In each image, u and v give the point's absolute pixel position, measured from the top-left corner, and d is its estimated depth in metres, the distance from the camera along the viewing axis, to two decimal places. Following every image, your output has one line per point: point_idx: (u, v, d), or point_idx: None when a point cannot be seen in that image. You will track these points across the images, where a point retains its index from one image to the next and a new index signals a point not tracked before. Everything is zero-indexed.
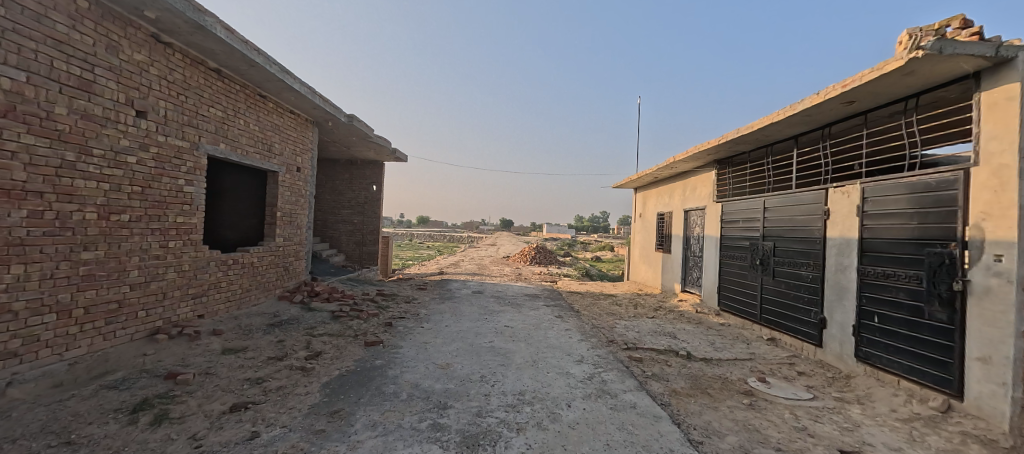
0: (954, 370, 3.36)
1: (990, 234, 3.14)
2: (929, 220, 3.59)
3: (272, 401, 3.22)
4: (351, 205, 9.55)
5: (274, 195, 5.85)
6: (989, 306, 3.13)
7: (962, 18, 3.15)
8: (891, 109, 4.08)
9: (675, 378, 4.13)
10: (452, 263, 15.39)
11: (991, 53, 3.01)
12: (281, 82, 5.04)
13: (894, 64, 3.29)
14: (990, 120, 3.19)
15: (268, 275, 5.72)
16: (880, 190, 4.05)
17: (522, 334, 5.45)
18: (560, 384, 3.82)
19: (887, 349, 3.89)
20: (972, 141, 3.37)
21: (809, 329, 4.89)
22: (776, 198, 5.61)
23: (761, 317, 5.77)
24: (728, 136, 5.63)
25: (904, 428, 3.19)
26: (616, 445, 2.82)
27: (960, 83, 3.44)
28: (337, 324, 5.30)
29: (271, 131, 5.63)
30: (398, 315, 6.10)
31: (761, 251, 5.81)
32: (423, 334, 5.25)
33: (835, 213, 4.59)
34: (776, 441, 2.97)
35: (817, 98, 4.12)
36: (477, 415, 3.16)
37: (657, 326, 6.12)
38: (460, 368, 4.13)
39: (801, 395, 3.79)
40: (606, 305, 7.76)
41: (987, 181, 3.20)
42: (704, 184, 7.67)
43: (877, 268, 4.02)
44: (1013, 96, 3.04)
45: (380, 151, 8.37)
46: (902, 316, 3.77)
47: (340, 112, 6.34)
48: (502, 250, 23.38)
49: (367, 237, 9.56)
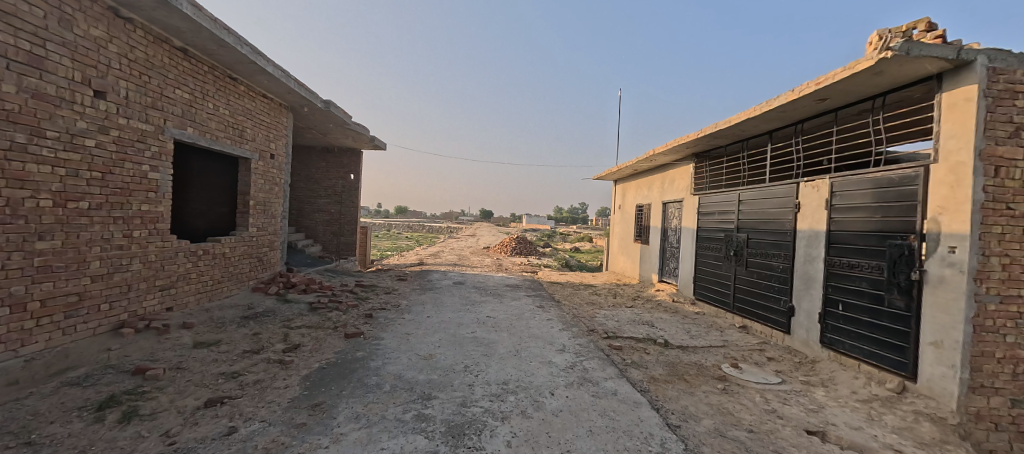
0: (910, 354, 3.58)
1: (946, 227, 3.35)
2: (892, 214, 3.80)
3: (250, 396, 3.13)
4: (327, 194, 9.28)
5: (246, 183, 5.61)
6: (942, 294, 3.34)
7: (928, 21, 3.32)
8: (860, 108, 4.26)
9: (653, 365, 4.26)
10: (432, 253, 15.27)
11: (953, 55, 3.18)
12: (254, 64, 4.80)
13: (865, 64, 3.43)
14: (950, 119, 3.37)
15: (241, 266, 5.53)
16: (848, 184, 4.26)
17: (504, 324, 5.49)
18: (543, 373, 3.88)
19: (850, 335, 4.13)
20: (931, 139, 3.56)
21: (778, 317, 5.13)
22: (749, 192, 5.80)
23: (734, 305, 6.00)
24: (706, 130, 5.75)
25: (863, 408, 3.42)
26: (599, 431, 2.90)
27: (923, 84, 3.62)
28: (316, 315, 5.19)
29: (242, 116, 5.38)
30: (378, 306, 6.01)
31: (735, 243, 6.03)
32: (404, 325, 5.19)
33: (805, 206, 4.80)
34: (748, 423, 3.11)
35: (793, 95, 4.25)
36: (461, 405, 3.17)
37: (635, 315, 6.27)
38: (443, 358, 4.12)
39: (770, 379, 3.98)
40: (586, 295, 7.90)
41: (944, 177, 3.39)
42: (682, 177, 7.84)
43: (844, 259, 4.24)
44: (970, 98, 3.22)
45: (359, 139, 8.16)
46: (864, 304, 4.01)
47: (318, 98, 6.12)
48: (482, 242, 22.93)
49: (345, 227, 9.37)
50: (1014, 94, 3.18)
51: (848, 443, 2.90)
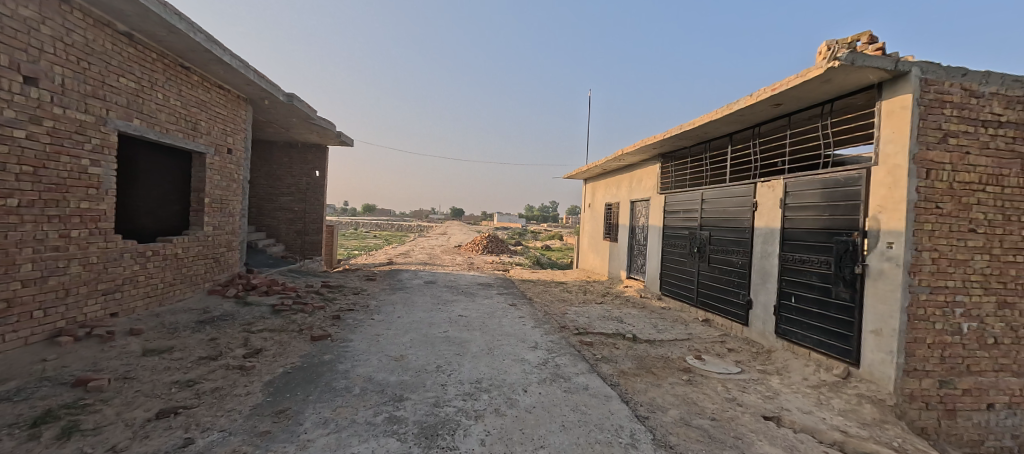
0: (853, 342, 3.86)
1: (884, 224, 3.64)
2: (839, 213, 4.09)
3: (208, 404, 2.96)
4: (290, 191, 8.89)
5: (200, 179, 5.28)
6: (881, 286, 3.63)
7: (869, 34, 3.59)
8: (811, 113, 4.55)
9: (622, 359, 4.38)
10: (402, 252, 14.97)
11: (891, 66, 3.46)
12: (209, 53, 4.51)
13: (815, 72, 3.66)
14: (888, 125, 3.66)
15: (196, 267, 5.20)
16: (800, 185, 4.54)
17: (477, 323, 5.47)
18: (516, 371, 3.90)
19: (801, 326, 4.41)
20: (872, 143, 3.85)
21: (738, 310, 5.41)
22: (711, 191, 6.07)
23: (697, 300, 6.27)
24: (672, 132, 5.95)
25: (813, 394, 3.67)
26: (571, 426, 2.95)
27: (866, 92, 3.91)
28: (279, 318, 4.96)
29: (196, 107, 5.05)
30: (345, 307, 5.82)
31: (698, 240, 6.29)
32: (374, 326, 5.07)
33: (761, 205, 5.07)
34: (711, 412, 3.27)
35: (751, 100, 4.48)
36: (434, 405, 3.14)
37: (605, 311, 6.42)
38: (415, 359, 4.06)
39: (730, 369, 4.19)
40: (557, 292, 8.01)
41: (883, 179, 3.68)
42: (649, 177, 8.10)
43: (796, 255, 4.52)
44: (905, 105, 3.51)
45: (324, 134, 7.87)
46: (813, 296, 4.29)
47: (280, 90, 5.85)
48: (453, 240, 22.64)
49: (310, 225, 9.02)
50: (942, 103, 3.50)
51: (801, 427, 3.10)
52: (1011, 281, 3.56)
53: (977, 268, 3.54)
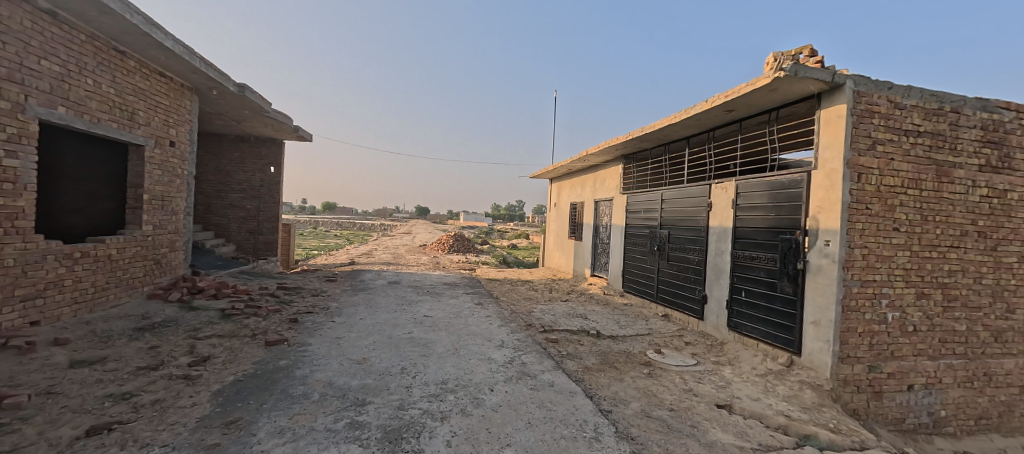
0: (796, 333, 4.17)
1: (822, 224, 3.95)
2: (784, 213, 4.39)
3: (148, 418, 2.73)
4: (241, 188, 8.37)
5: (138, 174, 4.86)
6: (820, 280, 3.94)
7: (810, 47, 3.88)
8: (760, 119, 4.86)
9: (587, 355, 4.49)
10: (364, 252, 14.50)
11: (829, 78, 3.75)
12: (148, 37, 4.15)
13: (763, 81, 3.91)
14: (826, 132, 3.97)
15: (133, 269, 4.79)
16: (750, 186, 4.84)
17: (442, 323, 5.40)
18: (482, 370, 3.89)
19: (751, 319, 4.71)
20: (812, 149, 4.17)
21: (694, 305, 5.69)
22: (670, 192, 6.34)
23: (657, 296, 6.54)
24: (633, 134, 6.15)
25: (761, 382, 3.93)
26: (537, 423, 2.98)
27: (807, 101, 4.23)
28: (229, 323, 4.66)
29: (133, 96, 4.64)
30: (303, 310, 5.56)
31: (658, 239, 6.56)
32: (335, 329, 4.89)
33: (715, 205, 5.36)
34: (670, 403, 3.42)
35: (706, 105, 4.71)
36: (398, 408, 3.07)
37: (570, 309, 6.55)
38: (378, 362, 3.95)
39: (687, 361, 4.41)
40: (523, 291, 8.06)
41: (821, 182, 3.99)
42: (612, 177, 8.34)
43: (746, 252, 4.81)
44: (841, 114, 3.82)
45: (279, 128, 7.47)
46: (761, 291, 4.59)
47: (230, 80, 5.49)
48: (418, 240, 21.82)
49: (263, 224, 8.54)
50: (872, 113, 3.84)
51: (750, 413, 3.31)
52: (927, 274, 3.97)
53: (900, 263, 3.92)
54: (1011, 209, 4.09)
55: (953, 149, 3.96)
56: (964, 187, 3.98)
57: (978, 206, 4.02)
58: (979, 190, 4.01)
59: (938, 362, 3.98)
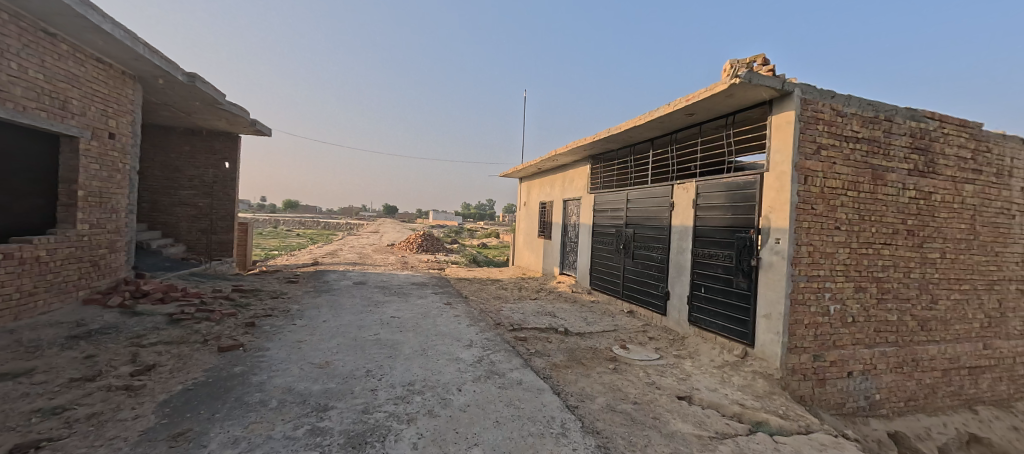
0: (749, 326, 4.42)
1: (774, 223, 4.20)
2: (740, 212, 4.64)
3: (82, 434, 2.51)
4: (192, 184, 7.86)
5: (71, 168, 4.45)
6: (771, 276, 4.19)
7: (763, 57, 4.11)
8: (718, 123, 5.10)
9: (555, 353, 4.55)
10: (328, 252, 13.99)
11: (780, 86, 4.00)
12: (82, 19, 3.80)
13: (721, 86, 4.11)
14: (777, 137, 4.23)
15: (67, 272, 4.39)
16: (709, 187, 5.08)
17: (410, 324, 5.31)
18: (450, 370, 3.86)
19: (709, 313, 4.95)
20: (765, 153, 4.43)
21: (657, 301, 5.90)
22: (635, 192, 6.54)
23: (622, 293, 6.73)
24: (600, 135, 6.29)
25: (718, 373, 4.14)
26: (505, 421, 2.99)
27: (760, 107, 4.49)
28: (178, 328, 4.37)
29: (66, 82, 4.24)
30: (261, 313, 5.30)
31: (624, 237, 6.75)
32: (296, 332, 4.69)
33: (677, 205, 5.59)
34: (634, 396, 3.53)
35: (668, 108, 4.88)
36: (363, 412, 2.99)
37: (538, 307, 6.62)
38: (342, 365, 3.83)
39: (650, 356, 4.57)
40: (493, 289, 8.07)
41: (773, 183, 4.25)
42: (580, 177, 8.49)
43: (705, 250, 5.04)
44: (790, 120, 4.08)
45: (234, 121, 7.07)
46: (719, 287, 4.83)
47: (178, 69, 5.13)
48: (385, 240, 20.81)
49: (216, 223, 8.06)
50: (817, 120, 4.12)
51: (708, 403, 3.48)
52: (864, 270, 4.32)
53: (841, 259, 4.24)
54: (934, 210, 4.51)
55: (886, 154, 4.32)
56: (895, 189, 4.36)
57: (907, 207, 4.41)
58: (908, 192, 4.40)
59: (873, 350, 4.34)
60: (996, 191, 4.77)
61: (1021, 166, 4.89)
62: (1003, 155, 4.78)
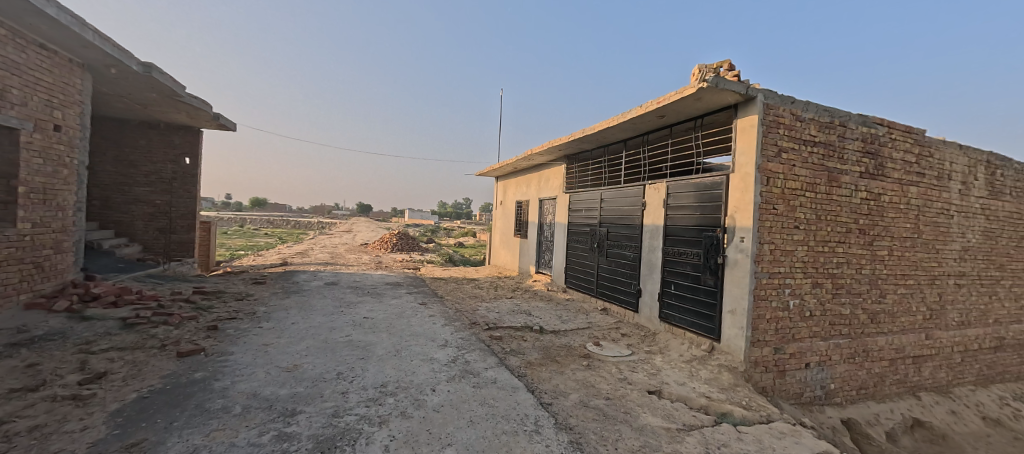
0: (716, 321, 4.58)
1: (739, 222, 4.38)
2: (707, 212, 4.81)
3: (23, 449, 2.34)
4: (149, 181, 7.44)
5: (10, 162, 4.13)
6: (736, 273, 4.37)
7: (729, 62, 4.28)
8: (687, 126, 5.26)
9: (530, 351, 4.59)
10: (298, 251, 13.55)
11: (744, 91, 4.16)
12: (22, 2, 3.53)
13: (690, 90, 4.24)
14: (742, 139, 4.40)
15: (6, 275, 4.07)
16: (679, 188, 5.24)
17: (384, 325, 5.22)
18: (424, 371, 3.83)
19: (679, 309, 5.11)
20: (731, 154, 4.61)
21: (629, 298, 6.04)
22: (609, 192, 6.67)
23: (596, 290, 6.85)
24: (574, 135, 6.37)
25: (686, 368, 4.28)
26: (479, 420, 2.99)
27: (726, 111, 4.66)
28: (133, 333, 4.13)
29: (4, 70, 3.93)
30: (226, 316, 5.09)
31: (598, 236, 6.88)
32: (263, 335, 4.53)
33: (649, 205, 5.73)
34: (606, 392, 3.61)
35: (640, 110, 5.00)
36: (333, 416, 2.92)
37: (514, 306, 6.64)
38: (312, 368, 3.73)
39: (622, 352, 4.68)
40: (468, 289, 8.03)
41: (738, 184, 4.42)
42: (556, 177, 8.57)
43: (675, 248, 5.20)
44: (753, 124, 4.26)
45: (196, 115, 6.74)
46: (687, 284, 5.00)
47: (133, 58, 4.84)
48: (359, 241, 20.06)
49: (176, 222, 7.67)
50: (778, 124, 4.32)
51: (677, 397, 3.60)
52: (820, 267, 4.56)
53: (799, 257, 4.46)
54: (883, 210, 4.82)
55: (841, 157, 4.58)
56: (848, 191, 4.62)
57: (859, 208, 4.69)
58: (860, 194, 4.68)
59: (828, 342, 4.60)
60: (937, 193, 5.13)
61: (959, 170, 5.28)
62: (943, 159, 5.15)
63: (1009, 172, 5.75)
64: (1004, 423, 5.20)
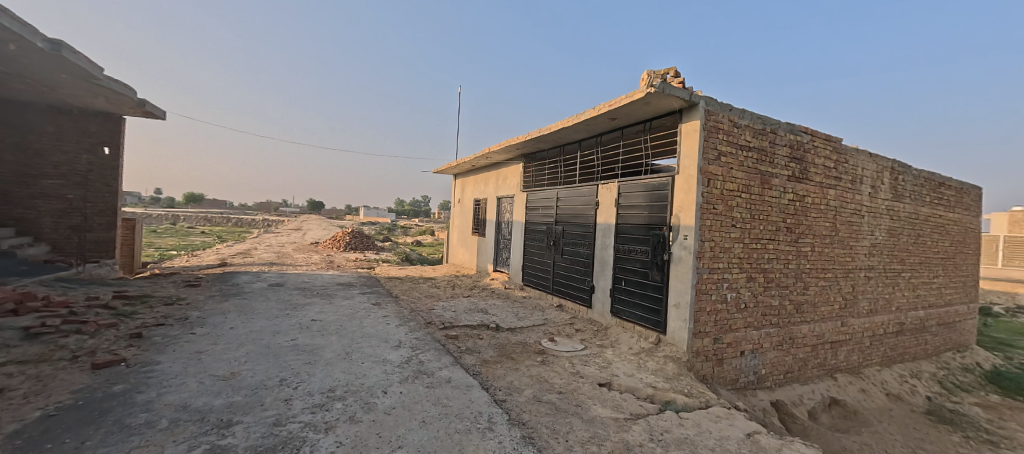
0: (662, 315, 4.83)
1: (682, 221, 4.63)
2: (655, 211, 5.05)
3: None
4: (59, 173, 6.65)
5: None
6: (680, 269, 4.62)
7: (675, 70, 4.51)
8: (637, 128, 5.49)
9: (485, 349, 4.60)
10: (240, 251, 12.66)
11: (688, 98, 4.41)
12: None
13: (638, 94, 4.43)
14: (686, 143, 4.66)
15: None
16: (629, 188, 5.46)
17: (334, 327, 5.02)
18: (376, 373, 3.73)
19: (629, 304, 5.33)
20: (676, 157, 4.86)
21: (583, 294, 6.21)
22: (564, 191, 6.81)
23: (552, 288, 6.99)
24: (531, 134, 6.44)
25: (635, 360, 4.49)
26: (431, 420, 2.97)
27: (672, 116, 4.91)
28: (38, 344, 3.69)
29: None
30: (152, 322, 4.66)
31: (554, 234, 7.01)
32: (197, 342, 4.20)
33: (602, 204, 5.92)
34: (559, 386, 3.70)
35: (593, 112, 5.15)
36: (274, 425, 2.77)
37: (470, 304, 6.62)
38: (251, 375, 3.51)
39: (576, 347, 4.81)
40: (424, 288, 7.90)
41: (682, 185, 4.68)
42: (513, 175, 8.62)
43: (626, 246, 5.42)
44: (696, 128, 4.53)
45: (116, 100, 6.10)
46: (637, 280, 5.23)
47: (37, 34, 4.29)
48: (307, 240, 18.32)
49: (93, 219, 6.91)
50: (718, 129, 4.62)
51: (625, 388, 3.76)
52: (754, 262, 4.94)
53: (735, 253, 4.80)
54: (807, 210, 5.29)
55: (772, 161, 4.98)
56: (778, 192, 5.03)
57: (787, 208, 5.12)
58: (787, 195, 5.11)
59: (760, 331, 4.99)
60: (851, 195, 5.72)
61: (869, 175, 5.92)
62: (857, 165, 5.75)
63: (909, 177, 6.52)
64: (903, 398, 5.92)
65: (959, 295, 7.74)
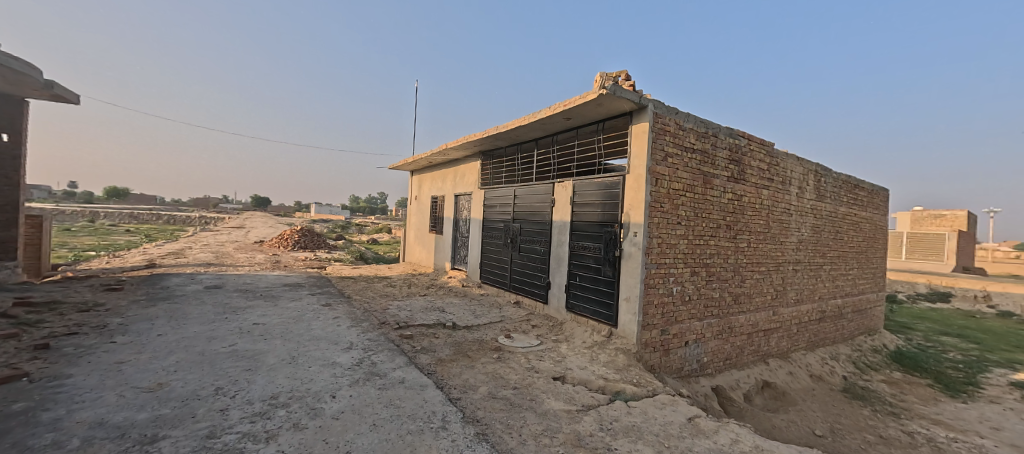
0: (613, 309, 5.01)
1: (632, 218, 4.83)
2: (607, 209, 5.22)
3: None
4: None
5: None
6: (630, 264, 4.81)
7: (626, 73, 4.69)
8: (591, 129, 5.65)
9: (441, 348, 4.55)
10: (172, 251, 11.64)
11: (638, 101, 4.61)
12: None
13: (591, 95, 4.55)
14: (635, 143, 4.86)
15: None
16: (584, 186, 5.61)
17: (279, 330, 4.76)
18: (324, 376, 3.58)
19: (583, 299, 5.48)
20: (626, 157, 5.05)
21: (540, 291, 6.31)
22: (521, 188, 6.87)
23: (509, 285, 7.04)
24: (487, 132, 6.44)
25: (588, 353, 4.63)
26: (382, 423, 2.90)
27: (623, 117, 5.10)
28: None
29: None
30: (63, 332, 4.18)
31: (511, 232, 7.06)
32: (119, 351, 3.83)
33: (558, 202, 6.04)
34: (514, 382, 3.74)
35: (548, 111, 5.24)
36: (207, 438, 2.59)
37: (426, 303, 6.52)
38: (182, 385, 3.25)
39: (532, 343, 4.88)
40: (378, 287, 7.68)
41: (632, 184, 4.88)
42: (471, 173, 8.58)
43: (581, 243, 5.57)
44: (644, 130, 4.73)
45: (17, 81, 5.40)
46: (590, 275, 5.39)
47: None
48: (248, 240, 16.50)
49: None
50: (665, 132, 4.85)
51: (578, 380, 3.87)
52: (697, 257, 5.24)
53: (680, 249, 5.07)
54: (743, 209, 5.69)
55: (713, 163, 5.30)
56: (718, 192, 5.37)
57: (726, 206, 5.48)
58: (727, 195, 5.47)
59: (702, 322, 5.31)
60: (781, 195, 6.22)
61: (796, 176, 6.47)
62: (786, 168, 6.26)
63: (829, 179, 7.20)
64: (824, 378, 6.54)
65: (870, 285, 8.65)
